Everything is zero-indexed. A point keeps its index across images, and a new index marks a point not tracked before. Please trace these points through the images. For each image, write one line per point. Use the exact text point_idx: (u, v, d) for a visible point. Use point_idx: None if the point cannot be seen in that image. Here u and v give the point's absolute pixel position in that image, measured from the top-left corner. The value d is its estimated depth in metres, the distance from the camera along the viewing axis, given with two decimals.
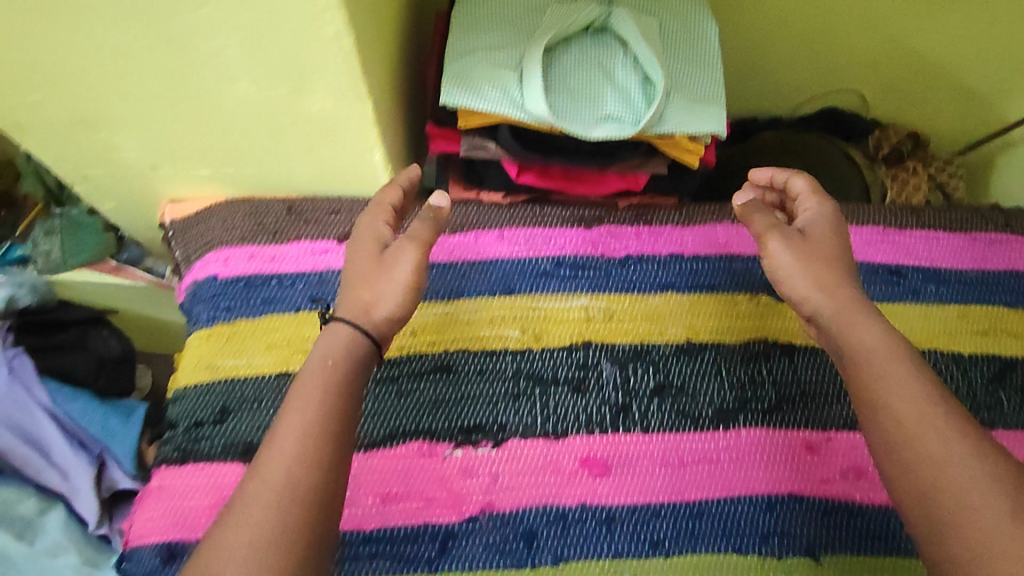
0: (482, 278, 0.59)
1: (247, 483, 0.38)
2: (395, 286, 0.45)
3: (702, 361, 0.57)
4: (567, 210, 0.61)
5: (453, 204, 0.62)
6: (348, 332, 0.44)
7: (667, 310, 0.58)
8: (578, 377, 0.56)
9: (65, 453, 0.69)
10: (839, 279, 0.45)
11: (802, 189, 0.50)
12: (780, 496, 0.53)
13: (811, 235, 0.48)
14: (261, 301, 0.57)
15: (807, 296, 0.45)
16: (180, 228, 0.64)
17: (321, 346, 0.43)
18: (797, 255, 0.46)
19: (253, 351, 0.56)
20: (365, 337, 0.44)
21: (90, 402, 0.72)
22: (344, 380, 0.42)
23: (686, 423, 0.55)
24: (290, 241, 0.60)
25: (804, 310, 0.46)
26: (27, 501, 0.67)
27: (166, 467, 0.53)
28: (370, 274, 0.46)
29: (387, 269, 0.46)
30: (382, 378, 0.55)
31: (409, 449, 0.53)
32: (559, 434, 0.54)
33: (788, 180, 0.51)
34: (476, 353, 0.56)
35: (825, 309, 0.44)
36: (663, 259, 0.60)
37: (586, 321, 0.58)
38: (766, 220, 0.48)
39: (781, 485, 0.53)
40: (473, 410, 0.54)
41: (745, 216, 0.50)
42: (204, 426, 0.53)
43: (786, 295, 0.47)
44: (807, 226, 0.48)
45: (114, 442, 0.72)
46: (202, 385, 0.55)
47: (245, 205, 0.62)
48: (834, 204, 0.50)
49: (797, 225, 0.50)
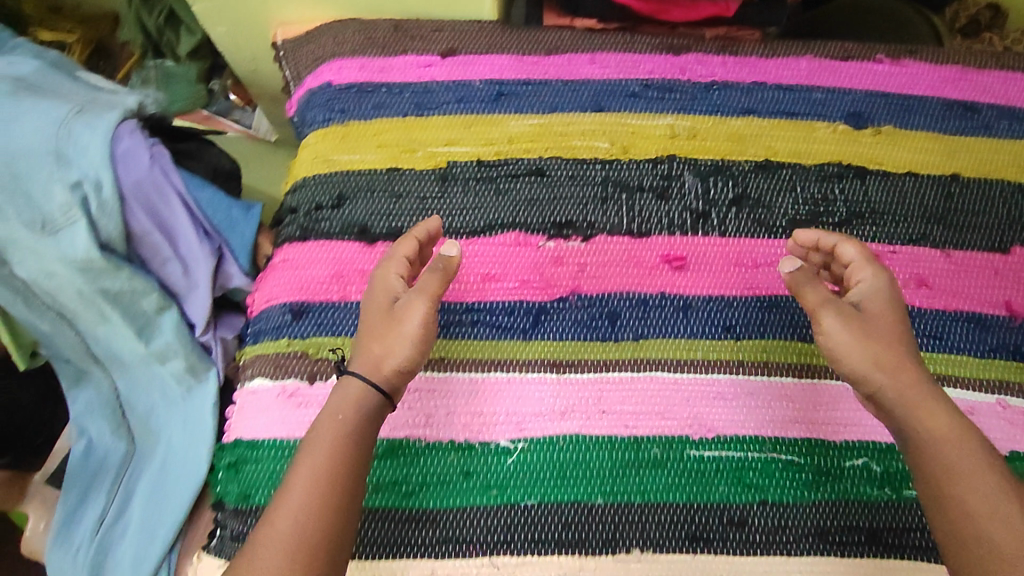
0: (574, 96, 0.64)
1: (263, 526, 0.43)
2: (405, 338, 0.47)
3: (778, 178, 0.61)
4: (656, 39, 0.66)
5: (547, 30, 0.67)
6: (359, 389, 0.46)
7: (747, 132, 0.62)
8: (662, 185, 0.60)
9: (192, 237, 0.68)
10: (893, 351, 0.45)
11: (856, 257, 0.49)
12: None
13: (868, 310, 0.47)
14: (373, 105, 0.64)
15: (872, 377, 0.45)
16: (292, 48, 0.69)
17: (332, 401, 0.46)
18: (855, 334, 0.45)
19: (366, 146, 0.62)
20: (373, 391, 0.47)
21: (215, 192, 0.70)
22: (350, 434, 0.45)
23: (761, 230, 0.59)
24: (398, 54, 0.66)
25: (865, 389, 0.45)
26: (149, 297, 0.71)
27: (291, 242, 0.60)
28: (382, 325, 0.48)
29: (398, 322, 0.48)
30: (482, 178, 0.61)
31: (507, 239, 0.59)
32: (643, 233, 0.59)
33: (837, 244, 0.51)
34: (568, 160, 0.61)
35: (884, 380, 0.44)
36: (745, 87, 0.64)
37: (671, 137, 0.62)
38: (818, 294, 0.47)
39: None
40: (565, 208, 0.60)
41: (799, 290, 0.48)
42: (325, 209, 0.60)
43: (841, 369, 0.47)
44: (863, 300, 0.47)
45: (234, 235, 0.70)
46: (321, 176, 0.62)
47: (354, 23, 0.67)
48: (888, 275, 0.49)
49: (848, 297, 0.49)
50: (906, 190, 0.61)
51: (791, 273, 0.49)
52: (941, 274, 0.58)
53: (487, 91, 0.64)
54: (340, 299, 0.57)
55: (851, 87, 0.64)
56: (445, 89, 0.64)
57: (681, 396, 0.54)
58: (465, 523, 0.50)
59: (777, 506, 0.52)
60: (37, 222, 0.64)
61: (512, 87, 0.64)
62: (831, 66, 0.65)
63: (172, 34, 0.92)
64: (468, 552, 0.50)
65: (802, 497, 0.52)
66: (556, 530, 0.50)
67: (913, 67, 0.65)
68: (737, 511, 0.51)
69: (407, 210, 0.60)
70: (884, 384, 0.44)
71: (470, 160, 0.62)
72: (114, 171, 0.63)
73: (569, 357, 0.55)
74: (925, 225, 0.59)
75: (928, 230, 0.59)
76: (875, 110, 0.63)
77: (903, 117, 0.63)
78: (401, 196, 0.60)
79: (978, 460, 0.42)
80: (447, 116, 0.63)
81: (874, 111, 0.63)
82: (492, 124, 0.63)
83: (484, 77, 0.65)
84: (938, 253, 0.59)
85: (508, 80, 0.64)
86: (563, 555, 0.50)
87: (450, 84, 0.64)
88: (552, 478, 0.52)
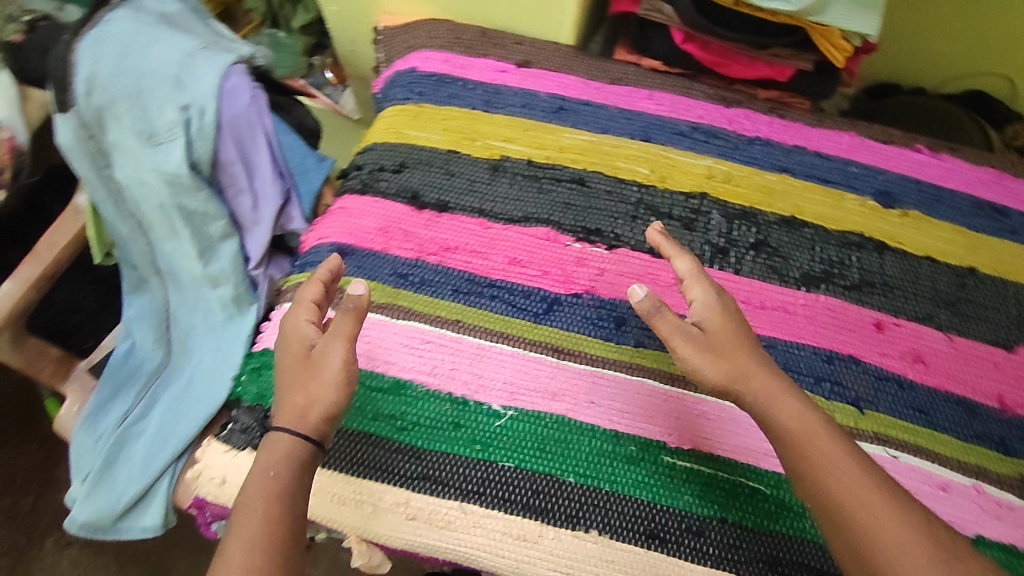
0: (627, 124, 0.70)
1: None
2: (327, 384, 0.50)
3: (800, 234, 0.65)
4: (713, 90, 0.72)
5: (617, 63, 0.74)
6: (288, 440, 0.48)
7: (779, 187, 0.67)
8: (690, 217, 0.66)
9: (269, 174, 0.77)
10: (749, 372, 0.48)
11: (685, 273, 0.53)
12: (840, 354, 0.60)
13: (709, 330, 0.50)
14: (447, 94, 0.70)
15: (724, 387, 0.48)
16: (388, 35, 0.78)
17: (262, 458, 0.47)
18: (705, 355, 0.49)
19: (432, 128, 0.69)
20: (302, 439, 0.48)
21: (296, 141, 0.81)
22: (279, 490, 0.46)
23: (774, 277, 0.63)
24: (479, 56, 0.73)
25: (729, 397, 0.49)
26: (217, 223, 0.79)
27: (350, 194, 0.67)
28: (302, 375, 0.50)
29: (317, 370, 0.50)
30: (529, 176, 0.67)
31: (539, 233, 0.65)
32: (663, 255, 0.64)
33: (677, 259, 0.53)
34: (609, 177, 0.67)
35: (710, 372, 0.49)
36: (786, 148, 0.69)
37: (708, 177, 0.67)
38: (665, 322, 0.50)
39: (844, 347, 0.61)
40: (597, 218, 0.66)
41: (649, 321, 0.50)
42: (385, 171, 0.67)
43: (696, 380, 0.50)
44: (701, 318, 0.50)
45: (303, 180, 0.81)
46: (389, 144, 0.69)
47: (447, 24, 0.75)
48: (717, 284, 0.52)
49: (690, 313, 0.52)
50: (921, 272, 0.64)
51: (641, 301, 0.50)
52: (939, 355, 0.61)
53: (551, 104, 0.70)
54: (382, 250, 0.64)
55: (887, 168, 0.68)
56: (513, 94, 0.71)
57: (670, 404, 0.58)
58: (444, 466, 0.54)
59: (734, 526, 0.54)
60: (146, 133, 0.73)
61: (573, 105, 0.71)
62: (871, 146, 0.70)
63: (289, 8, 1.03)
64: (441, 493, 0.53)
65: (759, 524, 0.54)
66: (526, 496, 0.53)
67: (949, 162, 0.69)
68: (697, 521, 0.54)
69: (457, 187, 0.66)
70: (739, 392, 0.48)
71: (522, 159, 0.68)
72: (218, 103, 0.72)
73: (571, 346, 0.60)
74: (932, 307, 0.62)
75: (935, 313, 0.62)
76: (905, 193, 0.67)
77: (931, 205, 0.67)
78: (453, 174, 0.67)
79: (813, 428, 0.46)
80: (510, 117, 0.70)
81: (904, 194, 0.67)
82: (548, 132, 0.69)
83: (551, 90, 0.71)
84: (940, 335, 0.61)
85: (571, 97, 0.71)
86: (527, 518, 0.53)
87: (518, 90, 0.71)
88: (532, 448, 0.55)
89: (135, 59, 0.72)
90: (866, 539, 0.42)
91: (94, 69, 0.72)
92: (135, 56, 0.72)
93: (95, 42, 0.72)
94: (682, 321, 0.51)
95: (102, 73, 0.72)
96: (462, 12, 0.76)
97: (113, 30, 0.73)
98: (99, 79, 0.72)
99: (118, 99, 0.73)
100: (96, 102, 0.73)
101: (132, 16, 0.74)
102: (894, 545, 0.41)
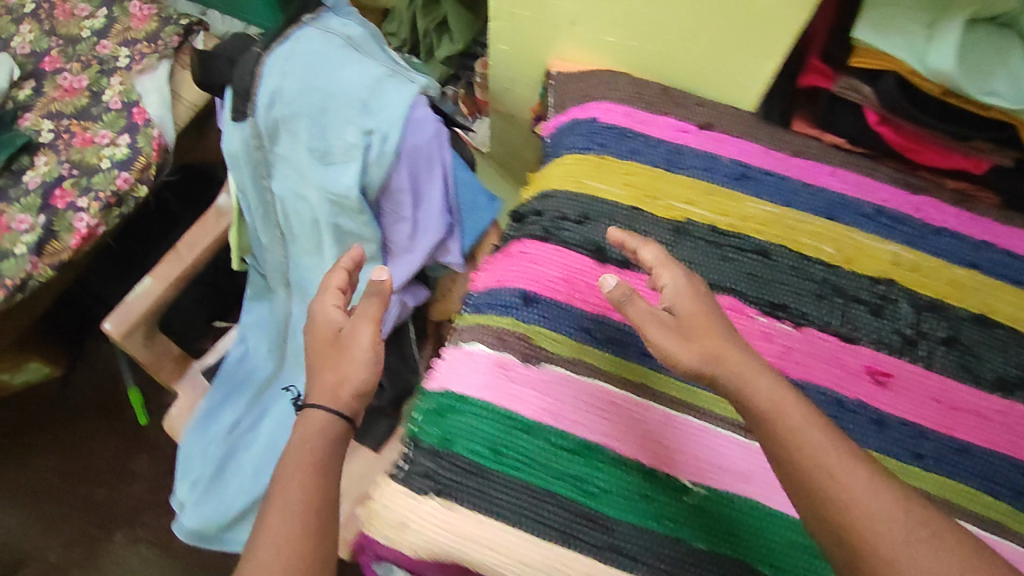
0: (810, 199, 0.69)
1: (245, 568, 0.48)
2: (358, 359, 0.58)
3: (993, 334, 0.63)
4: (899, 174, 0.70)
5: (798, 134, 0.73)
6: (323, 415, 0.55)
7: (969, 283, 0.65)
8: (878, 303, 0.64)
9: (436, 209, 0.75)
10: (699, 356, 0.49)
11: (653, 260, 0.55)
12: None
13: (680, 314, 0.52)
14: (629, 149, 0.70)
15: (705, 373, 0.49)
16: (561, 80, 0.77)
17: (299, 433, 0.55)
18: (672, 337, 0.50)
19: (613, 181, 0.68)
20: (334, 416, 0.56)
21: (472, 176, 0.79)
22: (320, 463, 0.53)
23: (966, 377, 0.61)
24: (661, 114, 0.72)
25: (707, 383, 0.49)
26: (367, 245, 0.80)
27: (533, 239, 0.66)
28: (336, 356, 0.59)
29: (348, 347, 0.59)
30: (713, 241, 0.66)
31: (724, 302, 0.64)
32: (853, 340, 0.62)
33: (639, 249, 0.56)
34: (793, 252, 0.66)
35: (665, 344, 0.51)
36: (975, 243, 0.67)
37: (895, 264, 0.66)
38: (637, 308, 0.52)
39: None
40: (781, 293, 0.64)
41: (621, 309, 0.52)
42: (568, 221, 0.66)
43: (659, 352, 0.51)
44: (673, 303, 0.52)
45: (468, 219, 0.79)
46: (569, 193, 0.68)
47: (627, 77, 0.75)
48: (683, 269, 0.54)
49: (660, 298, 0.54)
50: None
51: (613, 289, 0.53)
52: None
53: (733, 170, 0.70)
54: (565, 301, 0.63)
55: None
56: (695, 156, 0.70)
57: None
58: (635, 539, 0.53)
59: None
60: (319, 153, 0.74)
61: (756, 174, 0.70)
62: None
63: (435, 36, 1.04)
64: (633, 567, 0.52)
65: None
66: None
67: None
68: None
69: None
70: (712, 375, 0.49)
71: (705, 223, 0.67)
72: (400, 133, 0.70)
73: None
74: None
75: None
76: None
77: None
78: (636, 231, 0.66)
79: (755, 381, 0.47)
80: (692, 178, 0.69)
81: None
82: (732, 199, 0.68)
83: (734, 156, 0.70)
84: None
85: (754, 166, 0.70)
86: None
87: (701, 153, 0.70)
88: (725, 531, 0.53)
89: (318, 80, 0.71)
90: (843, 507, 0.41)
91: (276, 85, 0.72)
92: (318, 75, 0.71)
93: (281, 57, 0.72)
94: (654, 308, 0.53)
95: (283, 91, 0.72)
96: (642, 67, 0.75)
97: (300, 46, 0.72)
98: (280, 95, 0.72)
99: (295, 117, 0.73)
100: (272, 117, 0.74)
101: (320, 34, 0.73)
102: (862, 505, 0.40)
